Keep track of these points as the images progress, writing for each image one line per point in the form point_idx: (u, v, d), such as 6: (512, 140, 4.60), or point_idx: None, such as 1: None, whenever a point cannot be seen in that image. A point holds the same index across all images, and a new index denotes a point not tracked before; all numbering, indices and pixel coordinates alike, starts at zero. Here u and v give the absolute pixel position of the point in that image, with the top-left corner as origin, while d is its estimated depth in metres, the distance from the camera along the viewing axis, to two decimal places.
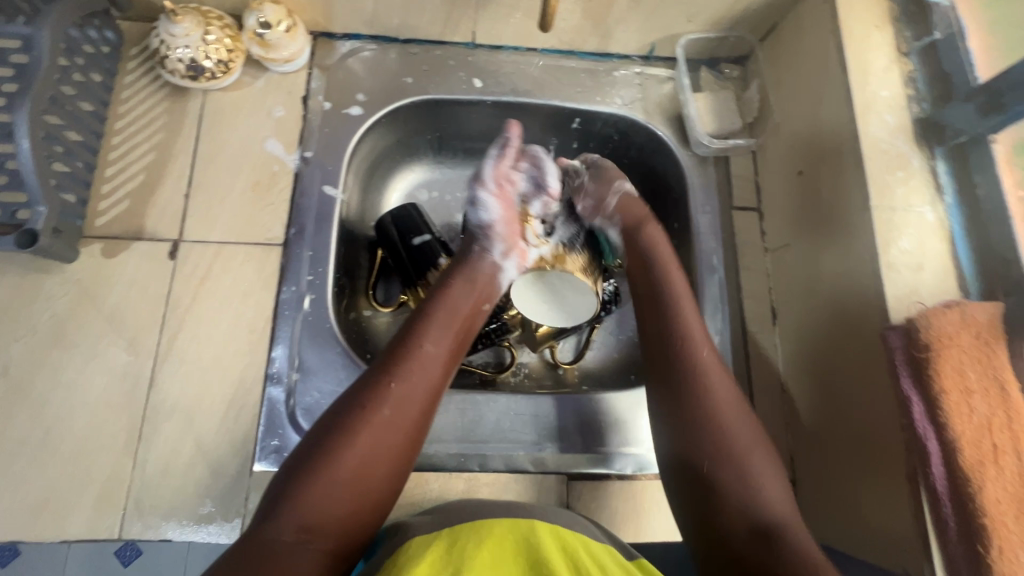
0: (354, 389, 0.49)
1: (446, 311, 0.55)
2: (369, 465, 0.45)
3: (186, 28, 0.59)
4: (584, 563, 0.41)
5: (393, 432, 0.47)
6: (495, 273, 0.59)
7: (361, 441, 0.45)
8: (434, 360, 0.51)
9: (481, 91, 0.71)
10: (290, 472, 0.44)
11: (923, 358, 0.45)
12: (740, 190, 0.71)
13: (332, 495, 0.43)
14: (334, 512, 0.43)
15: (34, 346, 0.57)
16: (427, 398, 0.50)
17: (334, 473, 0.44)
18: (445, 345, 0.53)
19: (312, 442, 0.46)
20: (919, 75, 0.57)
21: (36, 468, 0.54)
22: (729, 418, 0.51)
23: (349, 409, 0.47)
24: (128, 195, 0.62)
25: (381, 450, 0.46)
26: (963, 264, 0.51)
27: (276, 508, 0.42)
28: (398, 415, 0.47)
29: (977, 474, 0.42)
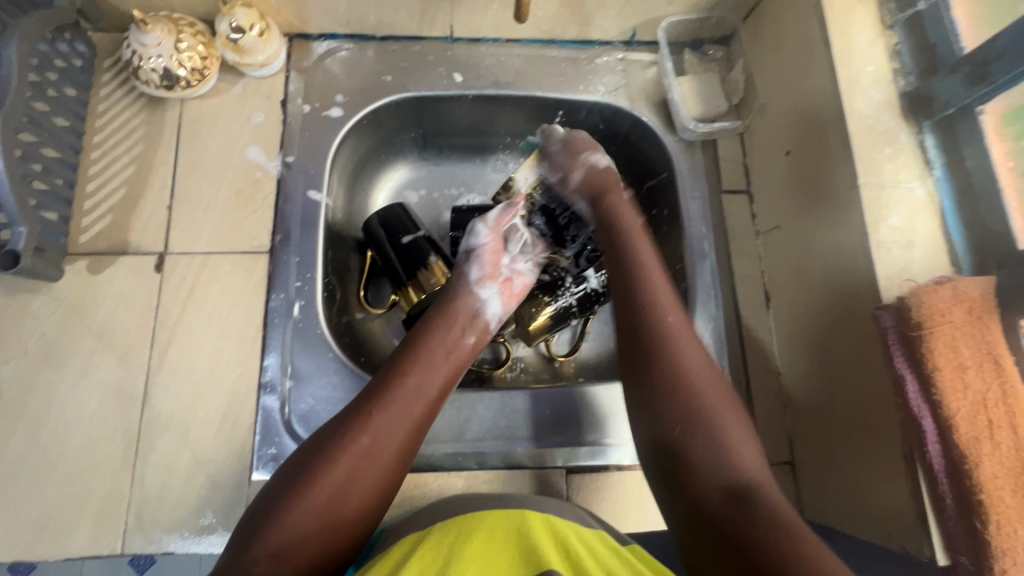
0: (336, 417, 0.49)
1: (432, 341, 0.55)
2: (345, 495, 0.45)
3: (157, 37, 0.58)
4: (572, 542, 0.42)
5: (372, 463, 0.46)
6: (477, 305, 0.60)
7: (337, 472, 0.45)
8: (417, 393, 0.51)
9: (461, 85, 0.70)
10: (271, 498, 0.44)
11: (915, 336, 0.45)
12: (729, 173, 0.71)
13: (305, 523, 0.43)
14: (305, 537, 0.43)
15: (25, 365, 0.57)
16: (408, 431, 0.49)
17: (309, 501, 0.44)
18: (431, 378, 0.52)
19: (290, 471, 0.46)
20: (904, 48, 0.56)
21: (35, 487, 0.54)
22: (692, 364, 0.51)
23: (330, 439, 0.47)
24: (111, 209, 0.62)
25: (356, 481, 0.45)
26: (953, 238, 0.51)
27: (254, 532, 0.42)
28: (378, 445, 0.47)
29: (972, 451, 0.42)
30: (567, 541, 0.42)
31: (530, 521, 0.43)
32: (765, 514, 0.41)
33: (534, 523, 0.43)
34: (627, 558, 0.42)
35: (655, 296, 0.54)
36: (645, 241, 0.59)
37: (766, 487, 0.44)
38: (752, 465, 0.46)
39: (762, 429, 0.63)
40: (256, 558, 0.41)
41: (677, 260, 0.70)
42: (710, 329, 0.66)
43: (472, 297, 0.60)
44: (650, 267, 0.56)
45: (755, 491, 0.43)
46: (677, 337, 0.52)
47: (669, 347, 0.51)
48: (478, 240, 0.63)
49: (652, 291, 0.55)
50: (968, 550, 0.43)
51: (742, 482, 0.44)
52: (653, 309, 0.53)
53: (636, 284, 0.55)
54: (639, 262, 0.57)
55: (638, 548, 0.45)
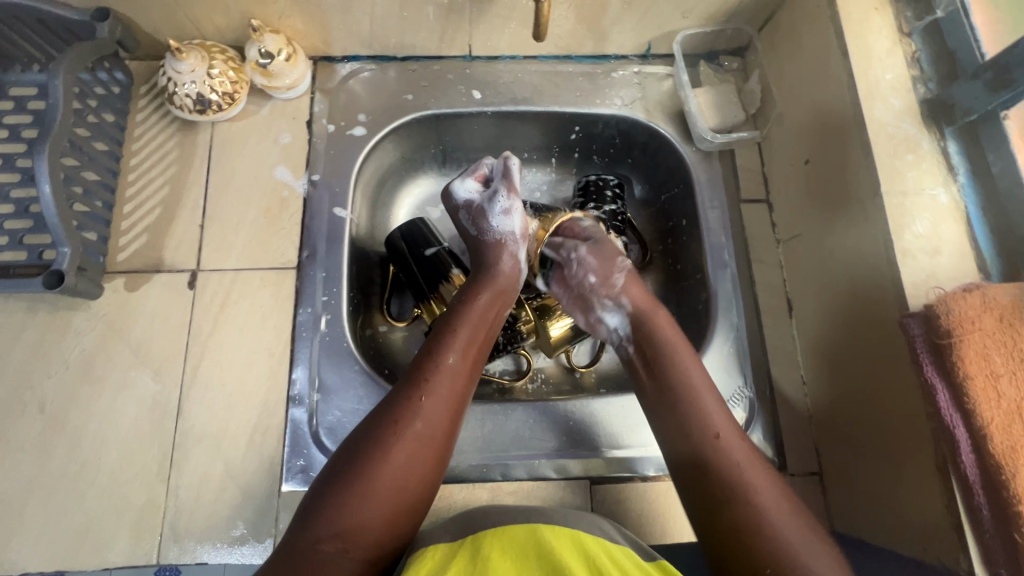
0: (385, 401, 0.50)
1: (467, 320, 0.56)
2: (403, 476, 0.46)
3: (191, 64, 0.61)
4: (605, 567, 0.42)
5: (424, 443, 0.48)
6: (513, 274, 0.62)
7: (394, 453, 0.47)
8: (459, 371, 0.52)
9: (480, 102, 0.72)
10: (326, 484, 0.46)
11: (944, 343, 0.44)
12: (747, 182, 0.71)
13: (367, 506, 0.44)
14: (368, 521, 0.44)
15: (66, 380, 0.59)
16: (453, 408, 0.51)
17: (368, 484, 0.45)
18: (469, 353, 0.54)
19: (344, 457, 0.47)
20: (923, 55, 0.56)
21: (75, 499, 0.56)
22: (719, 426, 0.50)
23: (381, 424, 0.48)
24: (146, 229, 0.64)
25: (412, 461, 0.47)
26: (981, 245, 0.50)
27: (312, 516, 0.44)
28: (428, 421, 0.49)
29: (1009, 462, 0.41)
30: (590, 556, 0.43)
31: (552, 536, 0.44)
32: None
33: (559, 538, 0.43)
34: None
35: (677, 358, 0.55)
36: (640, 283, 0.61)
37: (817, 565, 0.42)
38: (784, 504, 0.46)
39: (788, 439, 0.62)
40: (319, 539, 0.43)
41: (697, 269, 0.70)
42: (732, 339, 0.65)
43: (507, 272, 0.62)
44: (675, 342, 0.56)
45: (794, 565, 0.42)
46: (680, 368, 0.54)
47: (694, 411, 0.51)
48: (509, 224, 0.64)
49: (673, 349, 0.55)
50: (1009, 566, 0.42)
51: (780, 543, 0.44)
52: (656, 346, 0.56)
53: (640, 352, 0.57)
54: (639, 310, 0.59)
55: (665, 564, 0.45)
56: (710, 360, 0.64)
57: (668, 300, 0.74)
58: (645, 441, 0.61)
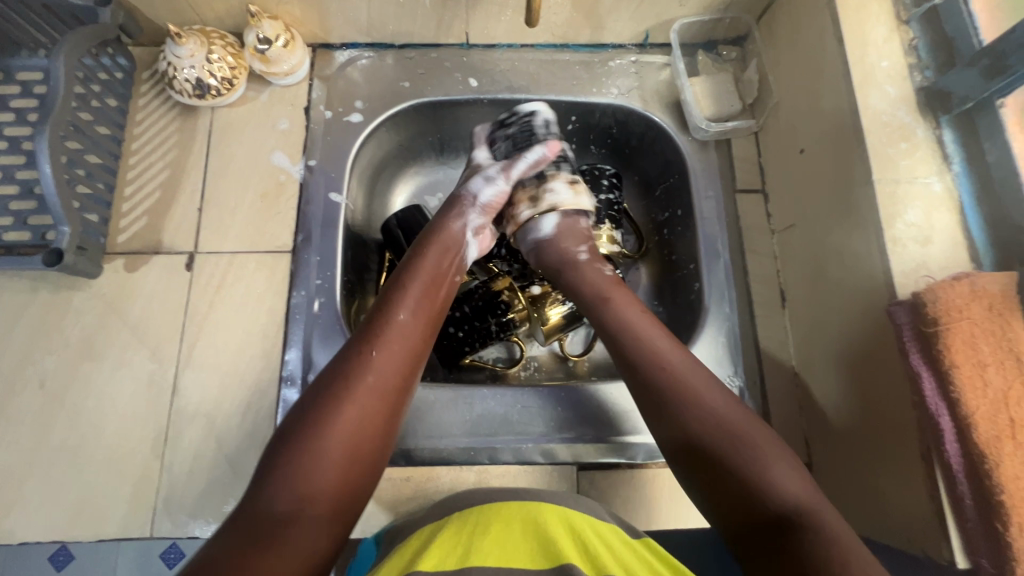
0: (335, 360, 0.50)
1: (417, 279, 0.56)
2: (356, 431, 0.46)
3: (190, 49, 0.62)
4: (591, 539, 0.44)
5: (375, 397, 0.48)
6: (463, 234, 0.61)
7: (348, 409, 0.47)
8: (411, 327, 0.53)
9: (476, 90, 0.72)
10: (276, 445, 0.45)
11: (932, 332, 0.44)
12: (743, 172, 0.71)
13: (323, 465, 0.44)
14: (324, 480, 0.44)
15: (67, 357, 0.60)
16: (406, 364, 0.51)
17: (323, 444, 0.45)
18: (422, 310, 0.54)
19: (294, 421, 0.46)
20: (921, 42, 0.55)
21: (72, 472, 0.57)
22: (711, 400, 0.48)
23: (332, 382, 0.48)
24: (146, 211, 0.66)
25: (365, 416, 0.47)
26: (973, 234, 0.50)
27: (266, 480, 0.43)
28: (380, 375, 0.49)
29: (992, 451, 0.41)
30: (581, 536, 0.44)
31: (544, 514, 0.45)
32: (829, 538, 0.40)
33: (548, 517, 0.45)
34: (636, 549, 0.44)
35: (653, 345, 0.52)
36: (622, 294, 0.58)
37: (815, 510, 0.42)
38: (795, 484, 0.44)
39: (778, 430, 0.62)
40: (275, 502, 0.42)
41: (690, 259, 0.70)
42: (724, 329, 0.65)
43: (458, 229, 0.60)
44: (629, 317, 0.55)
45: (813, 514, 0.42)
46: (664, 356, 0.51)
47: (684, 391, 0.49)
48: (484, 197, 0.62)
49: (655, 347, 0.52)
50: (990, 554, 0.41)
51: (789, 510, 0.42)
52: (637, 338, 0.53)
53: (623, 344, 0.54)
54: (626, 317, 0.55)
55: (650, 541, 0.46)
56: (700, 349, 0.64)
57: (662, 291, 0.74)
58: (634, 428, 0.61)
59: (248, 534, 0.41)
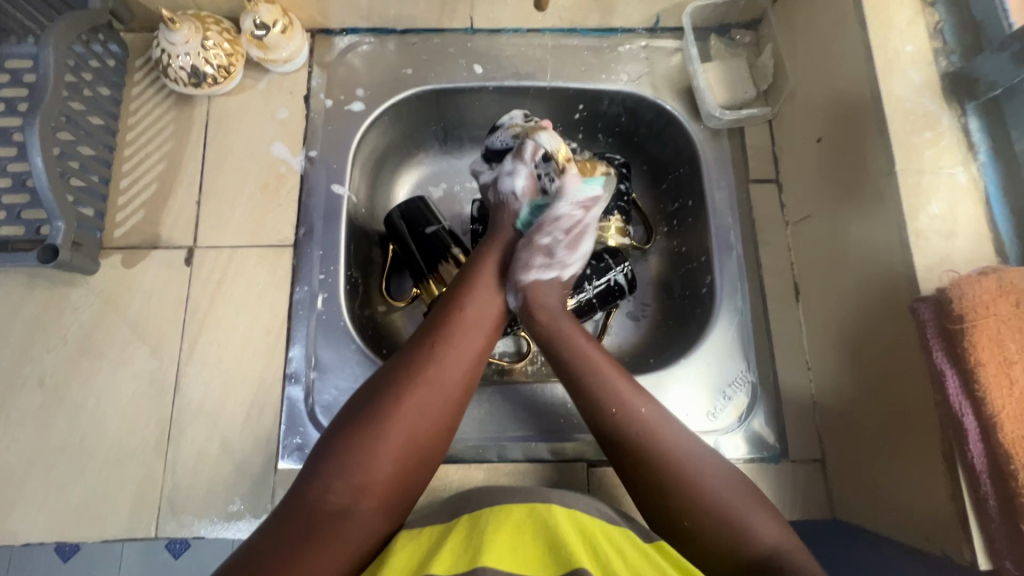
0: (404, 352, 0.51)
1: (480, 275, 0.57)
2: (418, 424, 0.47)
3: (184, 35, 0.60)
4: (603, 546, 0.43)
5: (439, 392, 0.49)
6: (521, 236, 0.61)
7: (412, 404, 0.48)
8: (475, 322, 0.53)
9: (481, 77, 0.70)
10: (341, 428, 0.47)
11: (957, 329, 0.43)
12: (757, 161, 0.69)
13: (386, 454, 0.46)
14: (385, 471, 0.46)
15: (66, 354, 0.59)
16: (472, 361, 0.52)
17: (388, 434, 0.46)
18: (489, 308, 0.55)
19: (359, 408, 0.48)
20: (947, 25, 0.53)
21: (75, 471, 0.56)
22: (662, 432, 0.50)
23: (400, 373, 0.49)
24: (143, 205, 0.64)
25: (430, 411, 0.48)
26: (999, 227, 0.48)
27: (326, 466, 0.45)
28: (445, 373, 0.50)
29: (1020, 452, 0.39)
30: (591, 538, 0.43)
31: (555, 515, 0.44)
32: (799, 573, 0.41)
33: (558, 518, 0.44)
34: (650, 557, 0.43)
35: (615, 385, 0.52)
36: (571, 321, 0.57)
37: (796, 552, 0.44)
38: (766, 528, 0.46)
39: (791, 427, 0.61)
40: (331, 490, 0.44)
41: (702, 252, 0.68)
42: (736, 323, 0.64)
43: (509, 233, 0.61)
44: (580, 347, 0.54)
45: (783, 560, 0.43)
46: (621, 387, 0.52)
47: (639, 432, 0.50)
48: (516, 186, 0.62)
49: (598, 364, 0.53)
50: (1014, 557, 0.40)
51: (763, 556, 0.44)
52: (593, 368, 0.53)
53: (575, 371, 0.53)
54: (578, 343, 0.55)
55: (664, 545, 0.45)
56: (710, 344, 0.63)
57: (671, 284, 0.73)
58: None
59: (301, 518, 0.43)
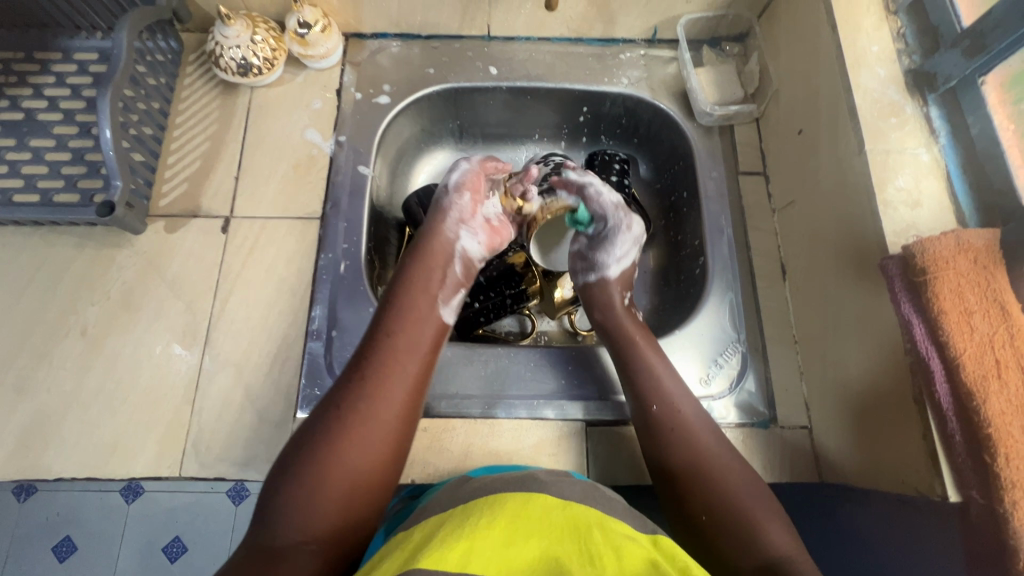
0: (333, 394, 0.52)
1: (416, 302, 0.58)
2: (359, 455, 0.48)
3: (237, 30, 0.68)
4: (595, 538, 0.40)
5: (371, 428, 0.49)
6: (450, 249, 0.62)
7: (342, 442, 0.48)
8: (405, 345, 0.55)
9: (496, 77, 0.77)
10: (278, 476, 0.47)
11: (921, 281, 0.47)
12: (745, 156, 0.75)
13: (323, 496, 0.46)
14: (324, 510, 0.46)
15: (108, 308, 0.64)
16: (404, 391, 0.53)
17: (321, 476, 0.46)
18: (421, 335, 0.57)
19: (294, 454, 0.48)
20: (908, 30, 0.60)
21: (108, 413, 0.60)
22: (674, 399, 0.56)
23: (328, 415, 0.50)
24: (187, 178, 0.70)
25: (362, 446, 0.49)
26: (959, 199, 0.54)
27: (268, 514, 0.45)
28: (375, 410, 0.50)
29: (980, 387, 0.44)
30: (584, 531, 0.40)
31: (555, 517, 0.41)
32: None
33: (559, 522, 0.41)
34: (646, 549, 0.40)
35: (635, 342, 0.60)
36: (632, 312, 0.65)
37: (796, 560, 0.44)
38: (778, 535, 0.46)
39: (780, 395, 0.65)
40: (280, 536, 0.44)
41: (696, 236, 0.74)
42: (727, 298, 0.68)
43: (447, 241, 0.63)
44: (637, 336, 0.61)
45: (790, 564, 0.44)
46: (646, 357, 0.59)
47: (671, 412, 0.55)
48: (471, 248, 0.64)
49: (641, 349, 0.60)
50: (979, 485, 0.44)
51: (769, 556, 0.45)
52: (638, 351, 0.60)
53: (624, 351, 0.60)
54: (627, 326, 0.62)
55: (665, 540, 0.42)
56: (703, 316, 0.68)
57: (668, 270, 0.78)
58: None
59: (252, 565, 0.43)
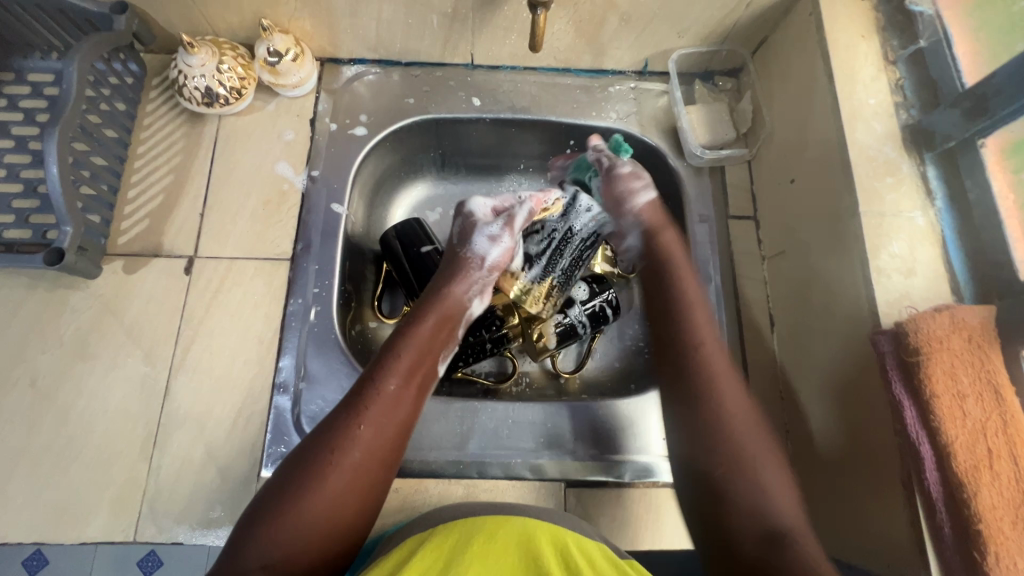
0: (326, 427, 0.51)
1: (415, 340, 0.57)
2: (337, 507, 0.47)
3: (201, 58, 0.63)
4: (576, 559, 0.44)
5: (359, 472, 0.49)
6: (463, 299, 0.62)
7: (329, 483, 0.47)
8: (400, 399, 0.53)
9: (479, 109, 0.74)
10: (260, 508, 0.47)
11: (913, 361, 0.45)
12: (736, 199, 0.72)
13: (300, 536, 0.45)
14: (299, 552, 0.45)
15: (60, 357, 0.60)
16: (394, 436, 0.52)
17: (304, 515, 0.46)
18: (416, 375, 0.55)
19: (279, 486, 0.47)
20: (907, 82, 0.57)
21: (59, 471, 0.57)
22: (725, 394, 0.55)
23: (319, 451, 0.49)
24: (148, 214, 0.66)
25: (347, 489, 0.48)
26: (954, 268, 0.51)
27: (243, 547, 0.45)
28: (367, 454, 0.49)
29: (971, 480, 0.42)
30: (564, 547, 0.45)
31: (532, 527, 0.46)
32: None
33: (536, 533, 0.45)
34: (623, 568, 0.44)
35: (691, 330, 0.60)
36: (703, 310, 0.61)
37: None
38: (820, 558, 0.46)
39: None
40: (251, 573, 0.43)
41: None
42: None
43: (459, 293, 0.62)
44: (704, 336, 0.59)
45: None
46: (702, 351, 0.58)
47: (710, 399, 0.55)
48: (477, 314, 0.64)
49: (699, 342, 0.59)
50: None
51: None
52: (697, 346, 0.59)
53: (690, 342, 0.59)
54: (696, 319, 0.61)
55: (635, 562, 0.47)
56: None
57: None
58: (621, 447, 0.62)
59: None
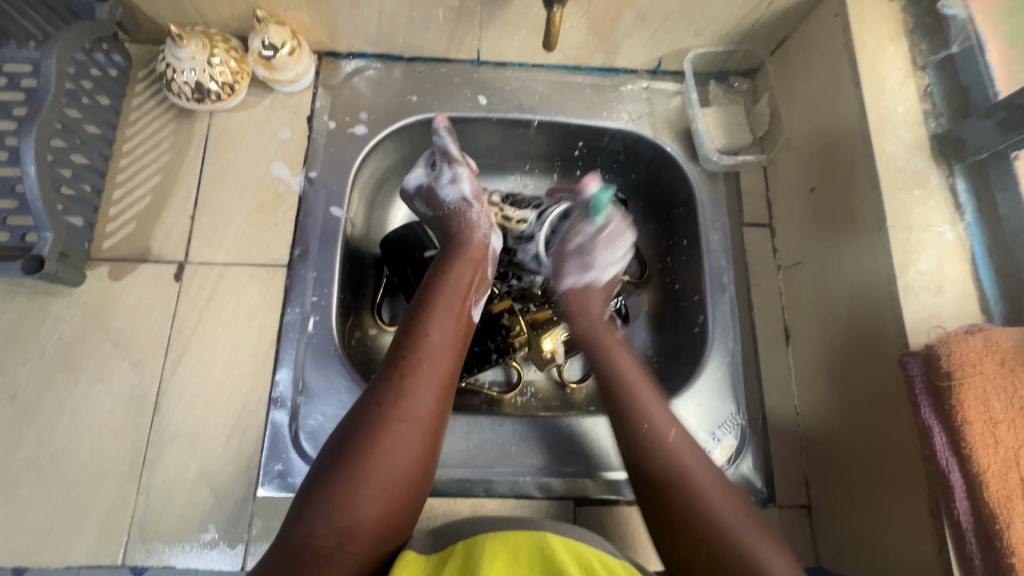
0: (372, 389, 0.49)
1: (448, 292, 0.55)
2: (398, 461, 0.46)
3: (191, 51, 0.60)
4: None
5: (414, 424, 0.47)
6: (484, 244, 0.61)
7: (385, 441, 0.46)
8: (444, 350, 0.52)
9: (486, 108, 0.71)
10: (322, 472, 0.45)
11: (944, 386, 0.43)
12: (751, 206, 0.70)
13: (367, 493, 0.44)
14: (367, 513, 0.44)
15: (41, 369, 0.57)
16: (440, 389, 0.50)
17: (367, 474, 0.44)
18: (453, 328, 0.54)
19: (335, 450, 0.46)
20: (936, 89, 0.55)
21: (41, 491, 0.54)
22: (661, 420, 0.52)
23: (369, 410, 0.47)
24: (135, 216, 0.63)
25: (405, 444, 0.46)
26: (984, 286, 0.50)
27: (304, 511, 0.43)
28: (417, 408, 0.48)
29: (1003, 512, 0.40)
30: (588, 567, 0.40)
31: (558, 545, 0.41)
32: None
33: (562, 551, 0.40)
34: None
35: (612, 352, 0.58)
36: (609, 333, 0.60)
37: None
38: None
39: (778, 470, 0.61)
40: (319, 534, 0.42)
41: (694, 290, 0.69)
42: (727, 363, 0.64)
43: (479, 241, 0.61)
44: (622, 361, 0.57)
45: None
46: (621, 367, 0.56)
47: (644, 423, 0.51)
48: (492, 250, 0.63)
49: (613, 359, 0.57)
50: None
51: None
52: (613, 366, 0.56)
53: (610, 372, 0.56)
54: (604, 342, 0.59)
55: None
56: (702, 384, 0.63)
57: (663, 321, 0.73)
58: None
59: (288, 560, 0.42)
